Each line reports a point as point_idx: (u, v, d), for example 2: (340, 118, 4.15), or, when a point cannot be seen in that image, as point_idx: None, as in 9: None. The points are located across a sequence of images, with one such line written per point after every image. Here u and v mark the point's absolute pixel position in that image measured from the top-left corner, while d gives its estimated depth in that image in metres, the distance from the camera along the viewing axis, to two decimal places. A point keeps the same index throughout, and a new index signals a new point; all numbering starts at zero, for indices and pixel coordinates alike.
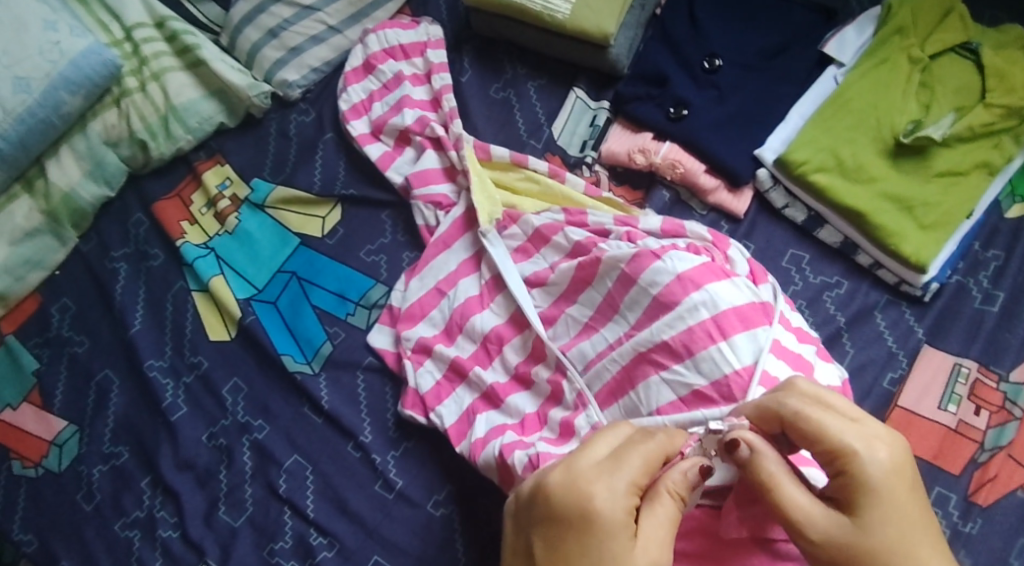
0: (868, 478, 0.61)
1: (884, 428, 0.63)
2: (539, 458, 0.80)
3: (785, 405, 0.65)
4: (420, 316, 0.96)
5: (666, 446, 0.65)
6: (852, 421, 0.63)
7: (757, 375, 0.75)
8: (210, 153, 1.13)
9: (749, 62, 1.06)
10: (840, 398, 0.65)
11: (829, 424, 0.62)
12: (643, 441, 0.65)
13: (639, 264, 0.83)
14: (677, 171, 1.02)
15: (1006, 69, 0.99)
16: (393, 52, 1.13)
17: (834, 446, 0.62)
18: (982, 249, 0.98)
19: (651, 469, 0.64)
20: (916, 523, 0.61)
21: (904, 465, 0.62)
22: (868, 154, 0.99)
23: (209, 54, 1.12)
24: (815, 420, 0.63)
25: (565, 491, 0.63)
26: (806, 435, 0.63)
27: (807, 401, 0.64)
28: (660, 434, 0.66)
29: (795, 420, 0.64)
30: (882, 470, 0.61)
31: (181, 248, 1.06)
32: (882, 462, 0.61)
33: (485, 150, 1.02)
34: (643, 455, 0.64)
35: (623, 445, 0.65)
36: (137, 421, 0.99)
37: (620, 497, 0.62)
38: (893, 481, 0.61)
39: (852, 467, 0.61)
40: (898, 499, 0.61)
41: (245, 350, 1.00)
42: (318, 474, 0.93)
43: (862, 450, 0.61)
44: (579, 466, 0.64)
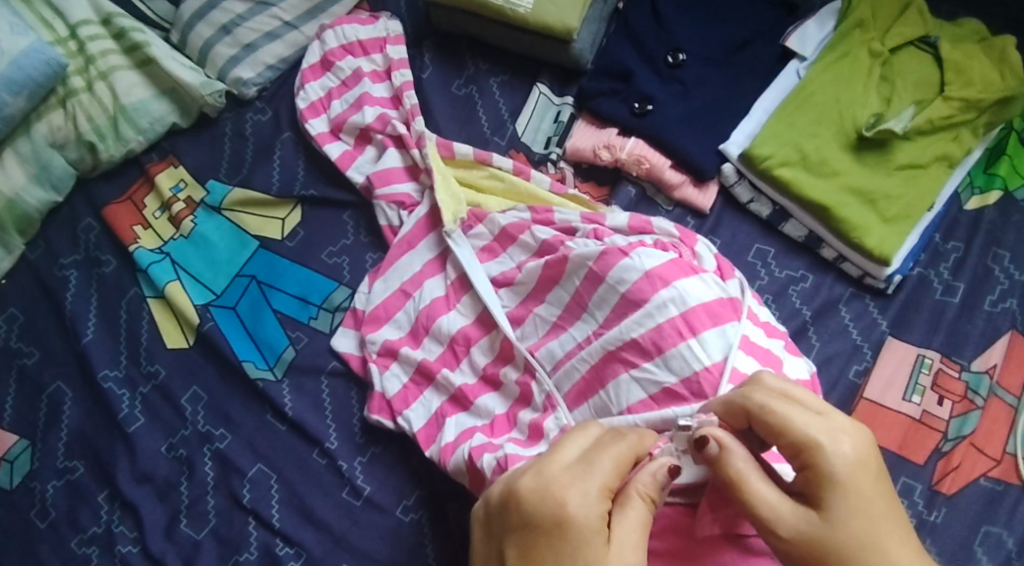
0: (833, 472, 0.60)
1: (849, 420, 0.62)
2: (508, 461, 0.79)
3: (751, 400, 0.63)
4: (385, 318, 0.94)
5: (636, 447, 0.64)
6: (817, 414, 0.62)
7: (727, 374, 0.74)
8: (163, 154, 1.10)
9: (711, 55, 1.05)
10: (806, 392, 0.64)
11: (796, 418, 0.61)
12: (613, 444, 0.64)
13: (606, 261, 0.82)
14: (643, 167, 1.01)
15: (963, 63, 1.01)
16: (351, 48, 1.10)
17: (801, 440, 0.61)
18: (943, 240, 0.99)
19: (622, 472, 0.63)
20: (883, 516, 0.60)
21: (869, 457, 0.61)
22: (831, 148, 1.00)
23: (160, 52, 1.08)
24: (780, 414, 0.62)
25: (538, 498, 0.61)
26: (772, 430, 0.62)
27: (774, 394, 0.63)
28: (630, 434, 0.65)
29: (762, 414, 0.62)
30: (848, 463, 0.60)
31: (135, 253, 1.02)
32: (848, 455, 0.60)
33: (449, 148, 1.00)
34: (615, 458, 0.63)
35: (593, 447, 0.64)
36: (92, 434, 0.96)
37: (594, 502, 0.61)
38: (858, 474, 0.60)
39: (818, 461, 0.60)
40: (864, 492, 0.60)
41: (204, 357, 0.98)
42: (283, 482, 0.91)
43: (828, 443, 0.60)
44: (551, 471, 0.62)
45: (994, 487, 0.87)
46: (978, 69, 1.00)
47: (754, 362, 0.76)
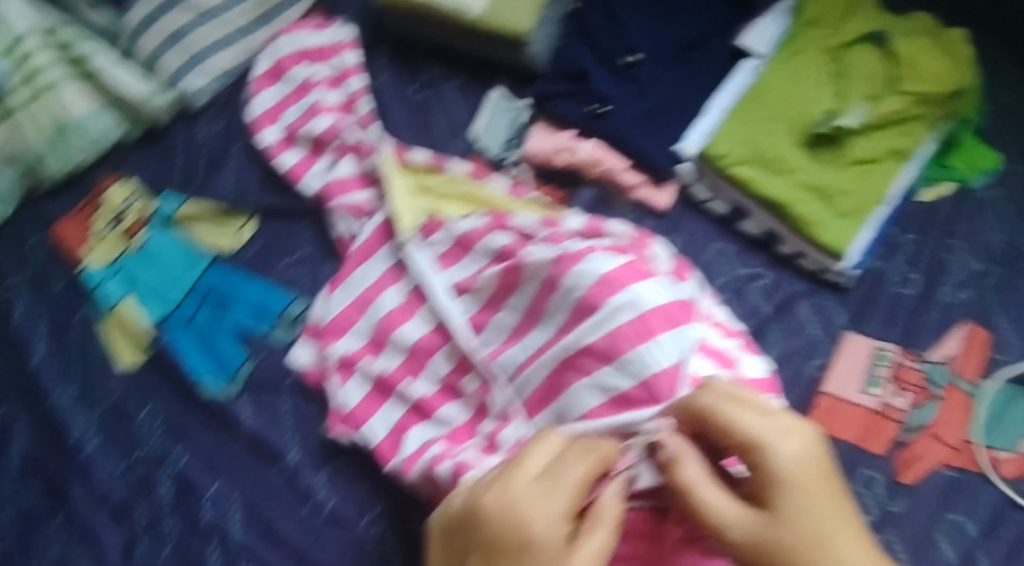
0: (778, 471, 0.59)
1: (797, 419, 0.62)
2: (462, 469, 0.78)
3: (698, 402, 0.63)
4: (344, 329, 0.93)
5: (602, 461, 0.64)
6: (763, 414, 0.61)
7: (683, 378, 0.74)
8: (110, 169, 1.08)
9: (667, 55, 1.07)
10: (754, 393, 0.63)
11: (744, 419, 0.61)
12: (580, 459, 0.63)
13: (562, 267, 0.82)
14: (600, 169, 1.02)
15: (916, 57, 1.01)
16: (303, 54, 1.09)
17: (746, 440, 0.60)
18: (899, 232, 1.00)
19: (587, 488, 0.63)
20: (833, 515, 0.59)
21: (816, 455, 0.60)
22: (786, 145, 1.00)
23: (104, 63, 1.07)
24: (726, 415, 0.61)
25: (500, 515, 0.61)
26: (719, 431, 0.62)
27: (722, 395, 0.63)
28: (597, 446, 0.65)
29: (708, 416, 0.62)
30: (793, 461, 0.60)
31: (81, 275, 1.01)
32: (793, 453, 0.60)
33: (405, 156, 1.00)
34: (580, 475, 0.62)
35: (558, 462, 0.63)
36: (45, 458, 0.94)
37: (556, 521, 0.61)
38: (804, 473, 0.60)
39: (763, 461, 0.60)
40: (811, 490, 0.59)
41: (159, 376, 0.96)
42: (244, 499, 0.89)
43: (772, 442, 0.60)
44: (514, 486, 0.62)
45: (955, 476, 0.88)
46: (930, 63, 1.01)
47: (709, 363, 0.77)
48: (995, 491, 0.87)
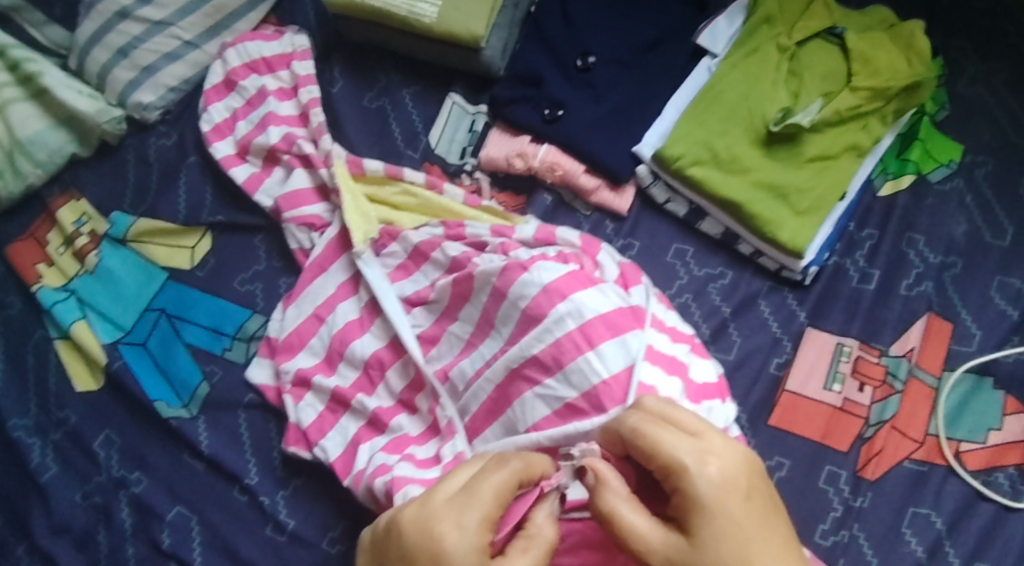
0: (699, 494, 0.61)
1: (722, 439, 0.64)
2: (393, 484, 0.79)
3: (624, 424, 0.65)
4: (299, 345, 0.92)
5: (520, 474, 0.64)
6: (688, 436, 0.64)
7: (632, 390, 0.75)
8: (64, 187, 1.06)
9: (623, 58, 1.04)
10: (684, 412, 0.66)
11: (668, 439, 0.63)
12: (495, 471, 0.63)
13: (508, 277, 0.83)
14: (556, 174, 1.01)
15: (869, 53, 1.00)
16: (255, 65, 1.07)
17: (668, 462, 0.63)
18: (857, 228, 0.99)
19: (503, 502, 0.63)
20: (756, 537, 0.61)
21: (740, 477, 0.62)
22: (741, 145, 0.99)
23: (54, 81, 1.05)
24: (650, 436, 0.63)
25: (416, 530, 0.62)
26: (642, 452, 0.64)
27: (647, 418, 0.65)
28: (515, 459, 0.64)
29: (633, 437, 0.65)
30: (713, 484, 0.61)
31: (37, 294, 0.99)
32: (715, 477, 0.61)
33: (358, 165, 0.98)
34: (494, 488, 0.63)
35: (475, 477, 0.63)
36: (5, 486, 0.92)
37: (469, 536, 0.61)
38: (725, 496, 0.61)
39: (684, 484, 0.62)
40: (733, 514, 0.61)
41: (116, 399, 0.95)
42: (204, 523, 0.89)
43: (693, 465, 0.62)
44: (432, 503, 0.63)
45: (918, 469, 0.88)
46: (886, 59, 1.00)
47: (658, 371, 0.77)
48: (960, 481, 0.88)
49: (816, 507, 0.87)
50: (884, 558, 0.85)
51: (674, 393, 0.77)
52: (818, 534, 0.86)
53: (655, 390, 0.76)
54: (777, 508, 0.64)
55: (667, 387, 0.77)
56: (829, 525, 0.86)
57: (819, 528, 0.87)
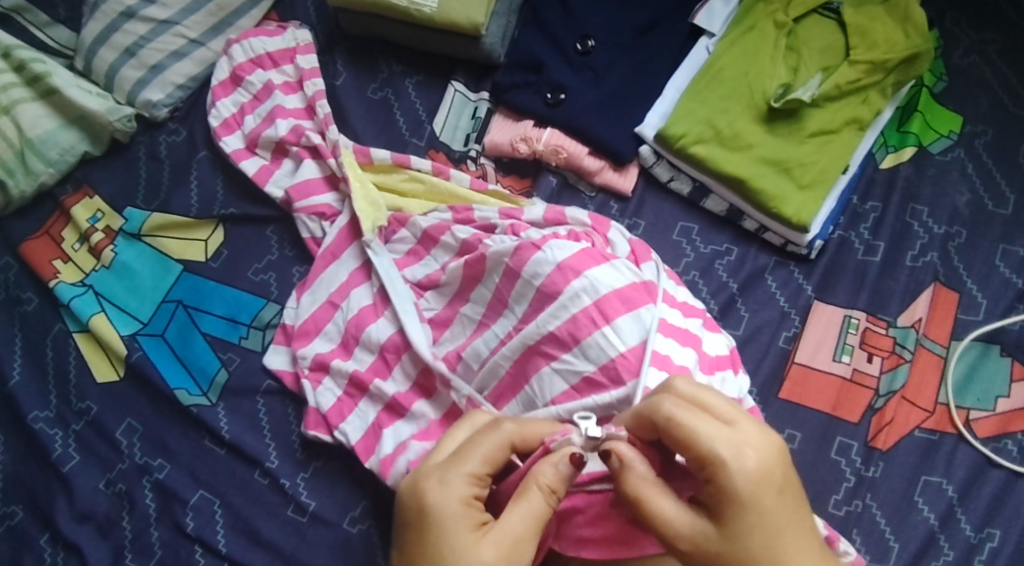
0: (735, 487, 0.61)
1: (756, 430, 0.64)
2: None
3: (659, 410, 0.65)
4: (315, 332, 0.94)
5: (511, 435, 0.69)
6: (723, 425, 0.64)
7: (649, 357, 0.76)
8: (76, 184, 1.07)
9: (621, 41, 1.06)
10: (717, 398, 0.66)
11: (707, 429, 0.63)
12: (485, 434, 0.69)
13: (521, 256, 0.84)
14: (561, 156, 1.02)
15: (866, 26, 1.02)
16: (260, 61, 1.08)
17: (704, 453, 0.63)
18: (861, 202, 1.01)
19: (490, 459, 0.68)
20: (787, 526, 0.62)
21: (776, 467, 0.63)
22: (742, 122, 1.01)
23: (63, 81, 1.07)
24: (687, 425, 0.63)
25: (408, 487, 0.69)
26: (678, 440, 0.64)
27: (685, 407, 0.64)
28: (507, 423, 0.69)
29: (669, 426, 0.64)
30: (750, 477, 0.62)
31: (55, 288, 1.00)
32: (752, 470, 0.62)
33: (366, 154, 1.01)
34: (478, 445, 0.68)
35: (467, 441, 0.69)
36: (29, 478, 0.94)
37: (453, 490, 0.67)
38: (760, 489, 0.62)
39: (720, 476, 0.62)
40: (768, 505, 0.62)
41: (136, 390, 0.97)
42: (226, 506, 0.91)
43: (730, 458, 0.62)
44: (426, 464, 0.70)
45: (929, 437, 0.89)
46: (882, 31, 1.02)
47: (671, 342, 0.79)
48: (971, 448, 0.89)
49: (829, 477, 0.88)
50: (897, 527, 0.86)
51: (688, 363, 0.78)
52: (832, 504, 0.87)
53: (669, 359, 0.77)
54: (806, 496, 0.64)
55: (681, 356, 0.78)
56: (842, 496, 0.87)
57: (832, 499, 0.87)
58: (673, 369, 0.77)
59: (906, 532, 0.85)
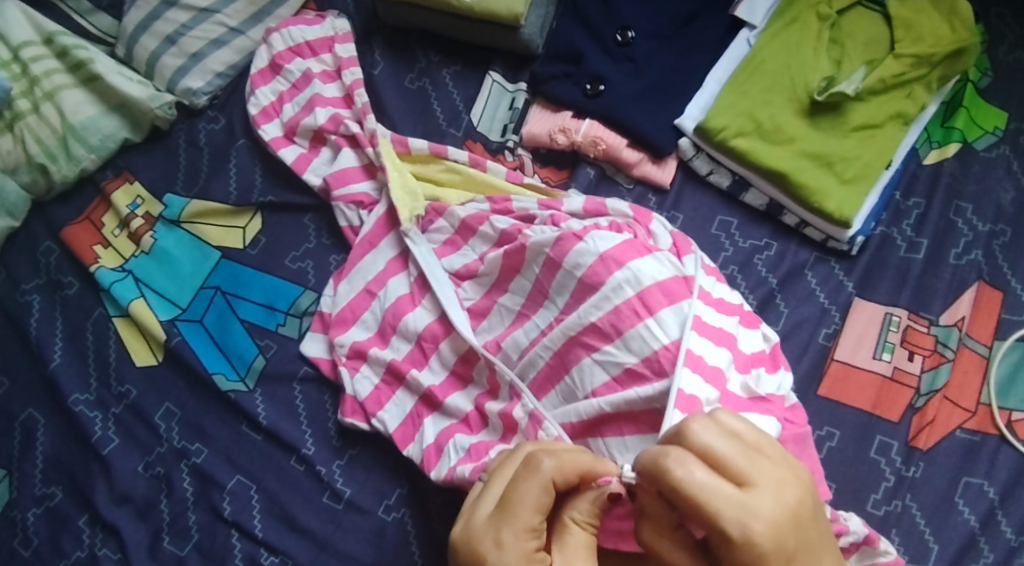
0: (741, 560, 0.58)
1: (770, 493, 0.59)
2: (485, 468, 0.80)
3: (668, 475, 0.59)
4: (352, 319, 0.94)
5: (552, 474, 0.66)
6: (735, 490, 0.58)
7: (683, 358, 0.74)
8: (118, 171, 1.08)
9: (661, 32, 1.05)
10: (733, 454, 0.60)
11: (711, 489, 0.58)
12: (527, 479, 0.66)
13: (563, 247, 0.84)
14: (600, 148, 1.01)
15: (912, 19, 1.01)
16: (299, 49, 1.09)
17: (712, 526, 0.58)
18: (903, 198, 0.99)
19: (540, 507, 0.65)
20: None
21: (786, 528, 0.58)
22: (784, 115, 1.00)
23: (105, 67, 1.07)
24: (694, 498, 0.58)
25: (464, 548, 0.67)
26: (686, 508, 0.59)
27: (692, 471, 0.58)
28: (545, 460, 0.66)
29: (676, 494, 0.59)
30: (759, 551, 0.58)
31: (96, 273, 1.01)
32: (760, 536, 0.57)
33: (403, 144, 1.01)
34: (527, 495, 0.65)
35: (510, 488, 0.66)
36: (69, 459, 0.95)
37: (510, 550, 0.65)
38: (770, 562, 0.58)
39: (727, 545, 0.58)
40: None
41: (174, 374, 0.97)
42: (263, 492, 0.91)
43: (736, 536, 0.57)
44: (476, 518, 0.67)
45: (971, 438, 0.88)
46: (928, 24, 1.00)
47: (707, 341, 0.77)
48: (1013, 450, 0.87)
49: (868, 477, 0.87)
50: (937, 527, 0.84)
51: (721, 363, 0.77)
52: (870, 504, 0.86)
53: (703, 360, 0.76)
54: (823, 542, 0.61)
55: (715, 357, 0.77)
56: (881, 496, 0.86)
57: (871, 498, 0.86)
58: (708, 369, 0.75)
59: (945, 533, 0.84)
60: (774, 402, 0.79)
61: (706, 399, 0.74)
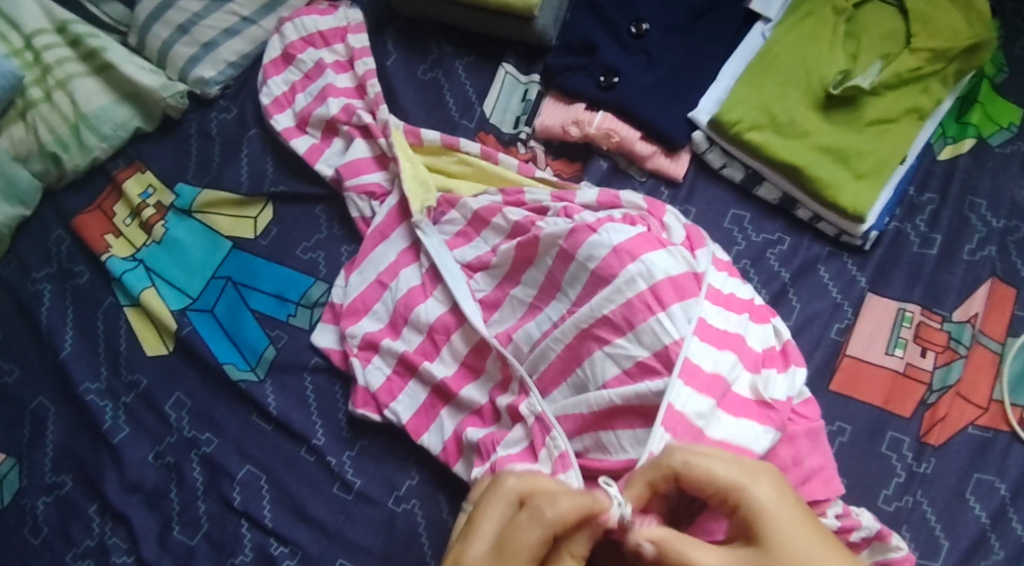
0: (760, 510, 0.62)
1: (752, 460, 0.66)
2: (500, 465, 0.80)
3: (673, 456, 0.65)
4: (363, 310, 0.94)
5: (554, 526, 0.62)
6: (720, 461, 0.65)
7: (678, 369, 0.74)
8: (129, 160, 1.08)
9: (676, 24, 1.04)
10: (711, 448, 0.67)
11: (712, 469, 0.64)
12: (527, 529, 0.62)
13: (576, 239, 0.83)
14: (613, 140, 1.00)
15: (929, 13, 1.00)
16: (312, 39, 1.09)
17: (723, 485, 0.63)
18: (917, 193, 0.98)
19: (537, 555, 0.62)
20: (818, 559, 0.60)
21: (788, 506, 0.62)
22: (799, 109, 0.99)
23: (117, 56, 1.07)
24: (701, 465, 0.64)
25: None
26: (697, 481, 0.64)
27: (691, 456, 0.65)
28: (548, 509, 0.62)
29: (685, 469, 0.64)
30: (771, 498, 0.62)
31: (107, 263, 1.01)
32: (765, 507, 0.62)
33: (415, 135, 1.00)
34: (525, 546, 0.62)
35: (506, 532, 0.63)
36: (80, 448, 0.95)
37: None
38: (783, 508, 0.62)
39: (744, 499, 0.63)
40: (792, 525, 0.61)
41: (185, 364, 0.97)
42: (273, 482, 0.91)
43: (744, 481, 0.63)
44: (468, 563, 0.63)
45: (983, 434, 0.87)
46: (944, 18, 0.99)
47: (707, 346, 0.76)
48: None
49: (879, 472, 0.86)
50: (948, 524, 0.83)
51: (723, 368, 0.76)
52: (881, 500, 0.85)
53: (699, 369, 0.75)
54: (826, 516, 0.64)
55: (716, 362, 0.76)
56: (892, 491, 0.85)
57: (882, 494, 0.85)
58: (703, 378, 0.75)
59: (957, 530, 0.83)
60: (781, 408, 0.77)
61: (696, 412, 0.73)
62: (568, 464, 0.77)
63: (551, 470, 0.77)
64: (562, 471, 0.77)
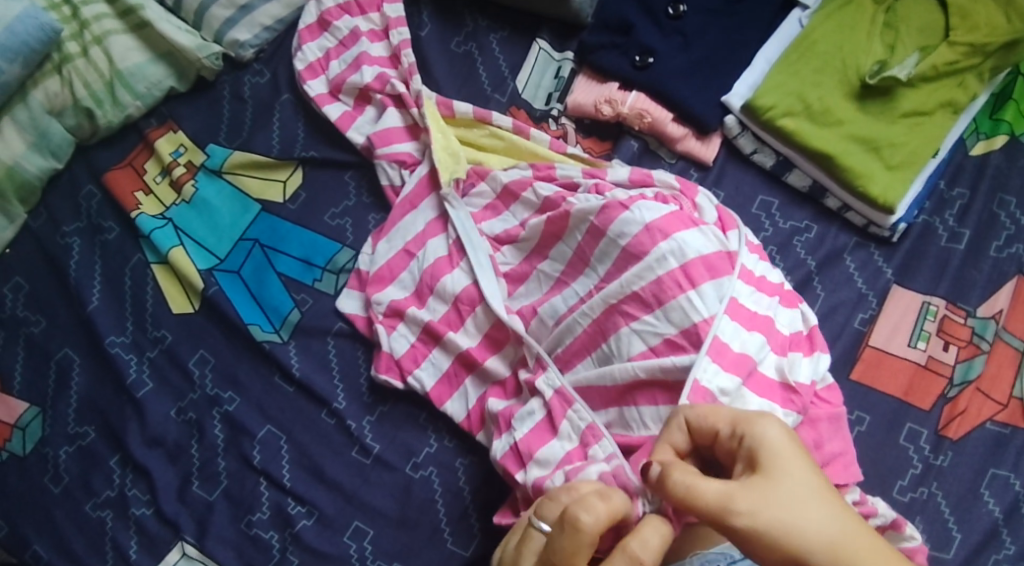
0: (762, 445, 0.61)
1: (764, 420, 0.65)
2: (521, 447, 0.81)
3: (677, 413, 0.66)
4: (390, 278, 0.95)
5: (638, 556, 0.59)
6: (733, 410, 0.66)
7: (705, 348, 0.74)
8: (162, 119, 1.09)
9: (713, 7, 1.04)
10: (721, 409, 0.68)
11: (721, 414, 0.64)
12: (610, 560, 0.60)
13: (608, 215, 0.83)
14: (645, 120, 1.01)
15: (969, 8, 0.99)
16: (348, 7, 1.08)
17: (732, 429, 0.63)
18: (948, 188, 0.98)
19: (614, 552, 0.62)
20: (813, 510, 0.58)
21: (798, 451, 0.61)
22: (834, 97, 0.99)
23: (154, 15, 1.07)
24: (709, 409, 0.65)
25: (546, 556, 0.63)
26: (704, 429, 0.64)
27: (697, 407, 0.65)
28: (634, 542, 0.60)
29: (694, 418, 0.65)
30: (778, 439, 0.61)
31: (137, 220, 1.02)
32: (770, 442, 0.61)
33: (448, 106, 1.01)
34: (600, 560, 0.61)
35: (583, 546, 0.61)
36: (103, 401, 0.96)
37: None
38: (788, 450, 0.60)
39: (749, 437, 0.62)
40: (795, 470, 0.60)
41: (210, 322, 0.98)
42: (293, 443, 0.92)
43: (756, 418, 0.62)
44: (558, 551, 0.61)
45: (1000, 431, 0.86)
46: (985, 14, 0.98)
47: (737, 327, 0.76)
48: None
49: (895, 463, 0.86)
50: (961, 517, 0.83)
51: (751, 350, 0.76)
52: (896, 489, 0.85)
53: (728, 348, 0.75)
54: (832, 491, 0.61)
55: (744, 343, 0.76)
56: (908, 482, 0.85)
57: (898, 484, 0.85)
58: (731, 357, 0.75)
59: (969, 522, 0.83)
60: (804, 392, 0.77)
61: (723, 390, 0.74)
62: (598, 434, 0.78)
63: (579, 444, 0.78)
64: (594, 441, 0.77)
